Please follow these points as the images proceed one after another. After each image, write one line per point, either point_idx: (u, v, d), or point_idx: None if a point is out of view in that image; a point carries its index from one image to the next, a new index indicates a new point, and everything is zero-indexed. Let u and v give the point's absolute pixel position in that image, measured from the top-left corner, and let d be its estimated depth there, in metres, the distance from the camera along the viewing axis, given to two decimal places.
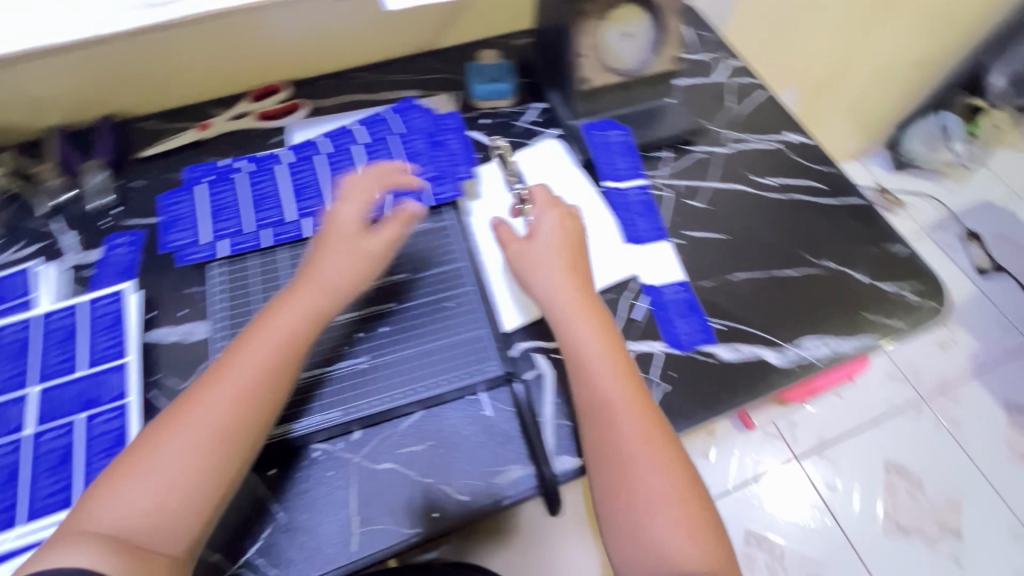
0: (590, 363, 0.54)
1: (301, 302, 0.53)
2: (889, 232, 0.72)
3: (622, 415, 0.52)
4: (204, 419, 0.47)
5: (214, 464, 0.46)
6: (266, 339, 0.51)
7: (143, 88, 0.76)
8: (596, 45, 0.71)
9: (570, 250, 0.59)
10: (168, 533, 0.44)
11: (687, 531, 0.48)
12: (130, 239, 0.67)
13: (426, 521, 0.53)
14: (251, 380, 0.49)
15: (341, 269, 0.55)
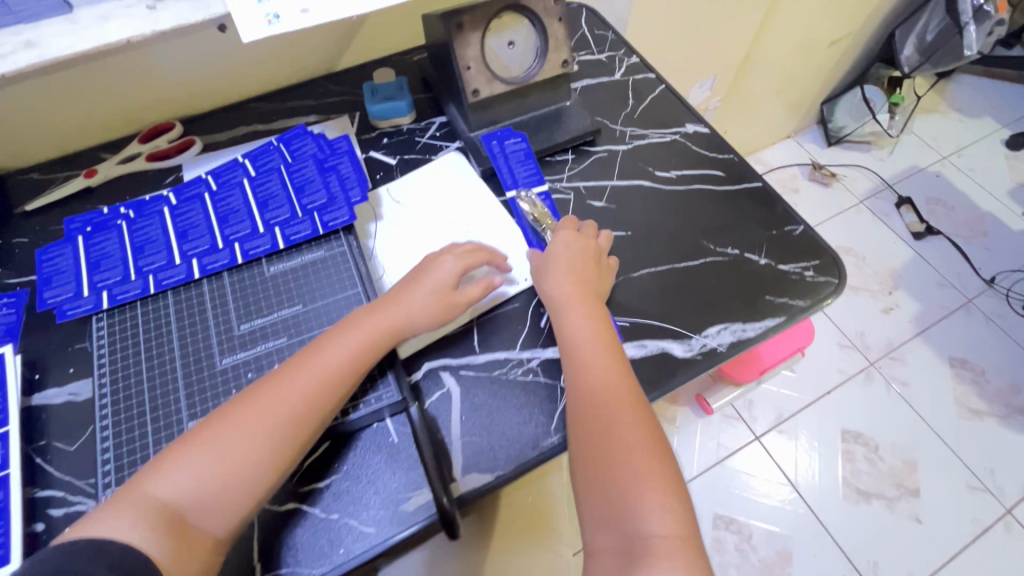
0: (592, 342, 0.58)
1: (380, 316, 0.57)
2: (788, 214, 0.73)
3: (612, 383, 0.55)
4: (276, 412, 0.50)
5: (270, 453, 0.49)
6: (354, 351, 0.54)
7: (22, 141, 0.73)
8: (479, 55, 0.70)
9: (585, 262, 0.63)
10: (220, 509, 0.46)
11: (662, 492, 0.49)
12: (11, 300, 0.64)
13: (330, 561, 0.51)
14: (336, 386, 0.53)
15: (421, 306, 0.58)
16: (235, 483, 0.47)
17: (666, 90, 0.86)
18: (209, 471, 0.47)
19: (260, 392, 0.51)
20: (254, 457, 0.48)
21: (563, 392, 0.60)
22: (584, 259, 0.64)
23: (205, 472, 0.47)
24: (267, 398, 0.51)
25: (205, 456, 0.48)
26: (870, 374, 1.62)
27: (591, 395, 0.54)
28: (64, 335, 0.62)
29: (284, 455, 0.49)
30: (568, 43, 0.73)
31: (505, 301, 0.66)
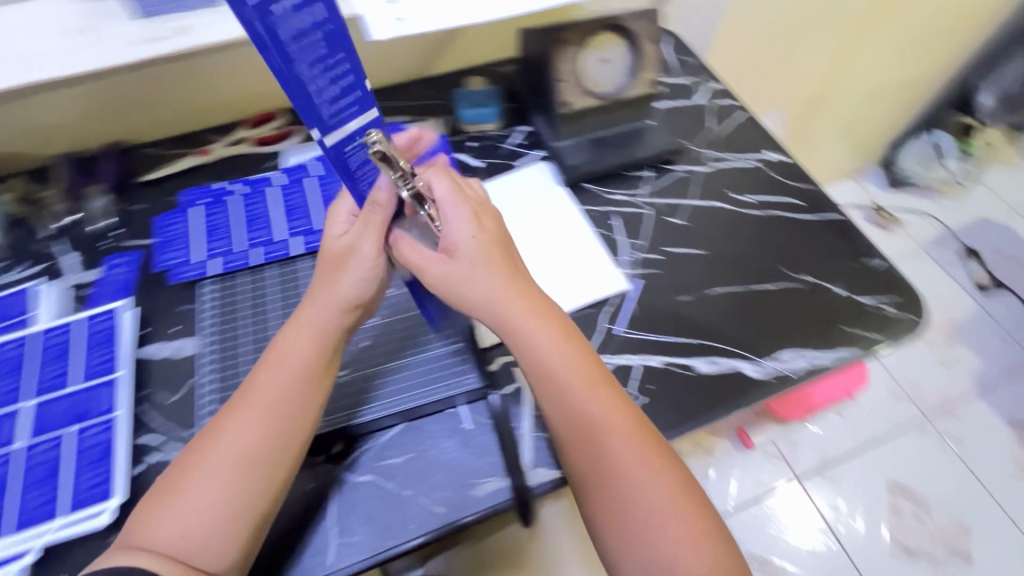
0: (547, 346, 0.50)
1: (325, 316, 0.52)
2: (868, 247, 0.73)
3: (580, 392, 0.49)
4: (230, 440, 0.47)
5: (246, 481, 0.46)
6: (292, 359, 0.50)
7: (146, 118, 0.80)
8: (574, 71, 0.73)
9: (502, 252, 0.51)
10: (214, 544, 0.44)
11: (677, 512, 0.46)
12: (128, 260, 0.70)
13: (404, 533, 0.53)
14: (288, 400, 0.49)
15: (362, 279, 0.52)
16: (222, 519, 0.45)
17: (747, 117, 0.88)
18: (190, 511, 0.44)
19: (211, 428, 0.48)
20: (230, 490, 0.45)
21: (633, 399, 0.62)
22: (500, 239, 0.52)
23: (187, 513, 0.44)
24: (217, 432, 0.47)
25: (179, 502, 0.45)
26: (923, 427, 1.55)
27: (574, 406, 0.49)
28: (171, 296, 0.67)
29: (259, 478, 0.46)
30: (659, 66, 0.76)
31: (580, 307, 0.68)
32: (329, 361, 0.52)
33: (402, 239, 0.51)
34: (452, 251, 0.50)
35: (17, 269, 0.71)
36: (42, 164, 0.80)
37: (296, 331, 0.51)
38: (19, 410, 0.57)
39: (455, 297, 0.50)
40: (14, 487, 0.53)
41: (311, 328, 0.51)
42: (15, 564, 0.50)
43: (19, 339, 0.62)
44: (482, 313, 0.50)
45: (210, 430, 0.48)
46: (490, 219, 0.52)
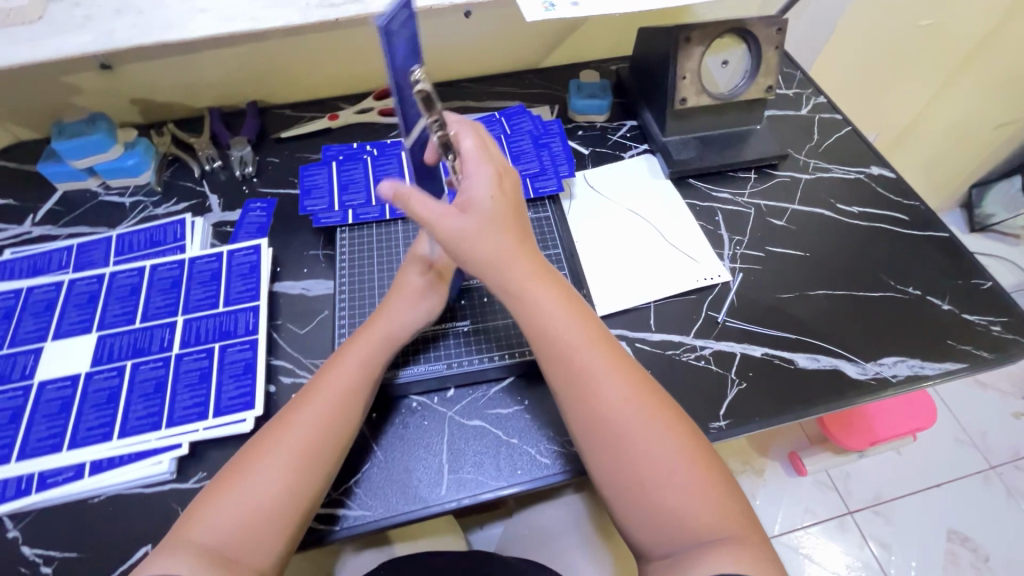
0: (549, 306, 0.52)
1: (387, 328, 0.57)
2: (975, 267, 0.73)
3: (581, 352, 0.51)
4: (295, 434, 0.49)
5: (304, 475, 0.48)
6: (354, 368, 0.54)
7: (286, 82, 0.87)
8: (697, 68, 0.75)
9: (513, 215, 0.53)
10: (264, 538, 0.44)
11: (685, 463, 0.46)
12: (264, 206, 0.77)
13: (511, 476, 0.57)
14: (351, 403, 0.52)
15: (415, 309, 0.58)
16: (271, 514, 0.45)
17: (853, 131, 0.88)
18: (242, 506, 0.45)
19: (273, 426, 0.50)
20: (287, 482, 0.46)
21: (732, 383, 0.63)
22: (512, 205, 0.53)
23: (240, 507, 0.45)
24: (282, 428, 0.49)
25: (233, 496, 0.45)
26: (989, 476, 1.45)
27: (583, 367, 0.50)
28: (302, 241, 0.74)
29: (317, 472, 0.48)
30: (778, 71, 0.76)
31: (682, 291, 0.70)
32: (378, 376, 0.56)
33: (411, 196, 0.50)
34: (464, 208, 0.51)
35: (166, 203, 0.78)
36: (190, 115, 0.88)
37: (359, 344, 0.56)
38: (174, 322, 0.65)
39: (469, 252, 0.51)
40: (169, 389, 0.60)
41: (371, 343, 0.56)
42: (166, 454, 0.56)
43: (174, 263, 0.70)
44: (490, 274, 0.52)
45: (272, 428, 0.50)
46: (511, 185, 0.54)
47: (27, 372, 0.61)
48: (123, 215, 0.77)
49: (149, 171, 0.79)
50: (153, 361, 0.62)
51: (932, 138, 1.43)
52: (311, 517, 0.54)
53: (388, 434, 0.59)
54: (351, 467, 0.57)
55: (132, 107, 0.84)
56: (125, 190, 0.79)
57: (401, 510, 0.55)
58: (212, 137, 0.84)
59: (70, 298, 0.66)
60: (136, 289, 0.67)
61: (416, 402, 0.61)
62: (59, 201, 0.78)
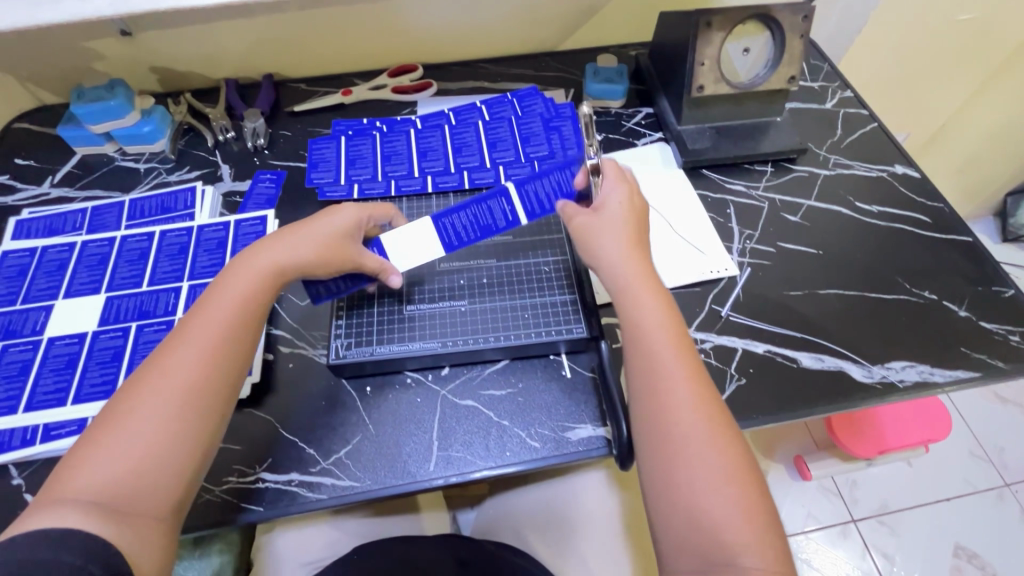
0: (647, 308, 0.51)
1: (274, 262, 0.53)
2: (999, 274, 0.70)
3: (664, 353, 0.49)
4: (167, 380, 0.45)
5: (186, 423, 0.44)
6: (231, 303, 0.50)
7: (301, 56, 0.87)
8: (717, 55, 0.73)
9: (638, 226, 0.55)
10: (150, 484, 0.42)
11: (733, 480, 0.44)
12: (274, 177, 0.77)
13: (499, 458, 0.57)
14: (227, 341, 0.48)
15: (303, 245, 0.54)
16: (154, 463, 0.43)
17: (878, 127, 0.85)
18: (119, 459, 0.42)
19: (143, 374, 0.46)
20: (165, 432, 0.43)
21: (730, 379, 0.62)
22: (633, 216, 0.56)
23: (116, 458, 0.42)
24: (154, 376, 0.45)
25: (108, 449, 0.42)
26: (1003, 493, 1.40)
27: (658, 369, 0.48)
28: (308, 215, 0.74)
29: (202, 417, 0.45)
30: (803, 60, 0.73)
31: (686, 284, 0.69)
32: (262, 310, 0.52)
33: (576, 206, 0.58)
34: (600, 210, 0.56)
35: (179, 171, 0.79)
36: (207, 86, 0.88)
37: (237, 275, 0.52)
38: (179, 288, 0.66)
39: (586, 249, 0.55)
40: None
41: (254, 277, 0.51)
42: None
43: (183, 230, 0.71)
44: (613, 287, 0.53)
45: (141, 377, 0.46)
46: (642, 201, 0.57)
47: (38, 328, 0.63)
48: (138, 181, 0.78)
49: (164, 140, 0.80)
50: (157, 324, 0.63)
51: (967, 141, 1.37)
52: (302, 485, 0.55)
53: (381, 409, 0.60)
54: (342, 439, 0.58)
55: (151, 75, 0.85)
56: (140, 157, 0.81)
57: (388, 483, 0.55)
58: (226, 107, 0.85)
59: (82, 259, 0.68)
60: (145, 253, 0.69)
61: (410, 378, 0.62)
62: (78, 164, 0.80)
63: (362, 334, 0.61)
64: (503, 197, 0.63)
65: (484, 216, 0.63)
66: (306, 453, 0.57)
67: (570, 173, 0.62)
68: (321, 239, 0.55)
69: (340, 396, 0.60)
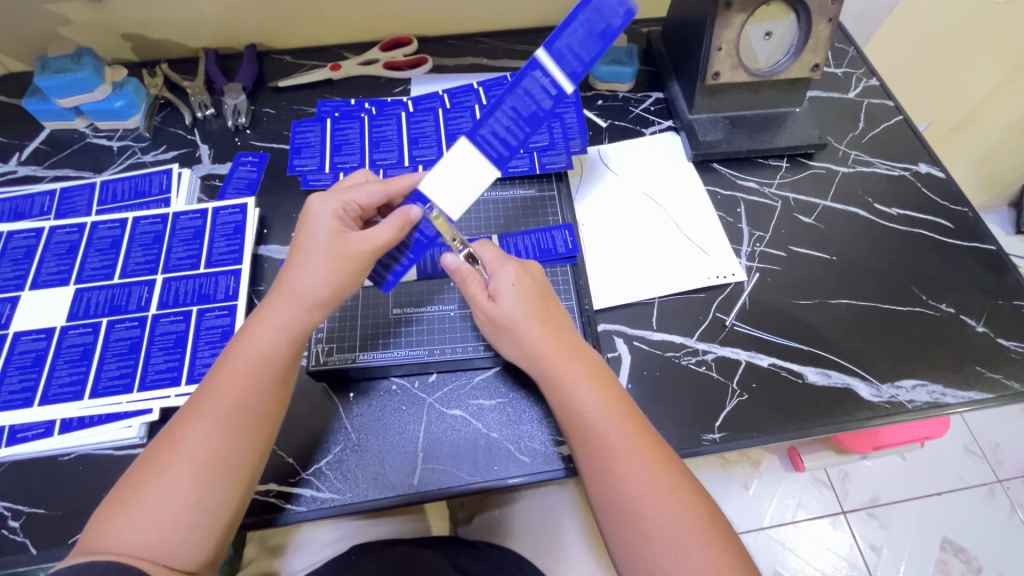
0: (577, 384, 0.50)
1: (296, 315, 0.50)
2: (1021, 287, 0.66)
3: (605, 423, 0.48)
4: (191, 446, 0.44)
5: (213, 488, 0.44)
6: (254, 363, 0.48)
7: (287, 27, 0.81)
8: (736, 39, 0.66)
9: (542, 301, 0.54)
10: (187, 543, 0.42)
11: (703, 542, 0.42)
12: (255, 160, 0.72)
13: (488, 473, 0.54)
14: (252, 405, 0.47)
15: (315, 271, 0.50)
16: (188, 524, 0.42)
17: (904, 122, 0.79)
18: (152, 519, 0.42)
19: (170, 434, 0.45)
20: (194, 497, 0.43)
21: (733, 394, 0.59)
22: (529, 298, 0.53)
23: (149, 519, 0.42)
24: (180, 438, 0.45)
25: (138, 510, 0.42)
26: (994, 489, 1.32)
27: (602, 440, 0.47)
28: (292, 203, 0.69)
29: (230, 478, 0.45)
30: (829, 48, 0.67)
31: (690, 289, 0.65)
32: (290, 365, 0.50)
33: (471, 278, 0.54)
34: (497, 298, 0.53)
35: (154, 151, 0.74)
36: (186, 56, 0.82)
37: (258, 330, 0.49)
38: (153, 281, 0.62)
39: (501, 342, 0.54)
40: (143, 351, 0.58)
41: (278, 330, 0.49)
42: (136, 418, 0.54)
43: (158, 217, 0.66)
44: (536, 366, 0.52)
45: (171, 433, 0.45)
46: (533, 267, 0.56)
47: (3, 321, 0.59)
48: (110, 160, 0.73)
49: (138, 115, 0.75)
50: (129, 320, 0.60)
51: (992, 133, 1.28)
52: (281, 496, 0.53)
53: (363, 417, 0.57)
54: (323, 448, 0.55)
55: (124, 43, 0.79)
56: (113, 133, 0.75)
57: (369, 496, 0.53)
58: (206, 80, 0.79)
59: (49, 247, 0.64)
60: (117, 242, 0.65)
61: (395, 384, 0.59)
62: (46, 140, 0.75)
63: (345, 339, 0.59)
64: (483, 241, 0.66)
65: None
66: (286, 462, 0.55)
67: (552, 236, 0.66)
68: (325, 251, 0.50)
69: (322, 402, 0.57)
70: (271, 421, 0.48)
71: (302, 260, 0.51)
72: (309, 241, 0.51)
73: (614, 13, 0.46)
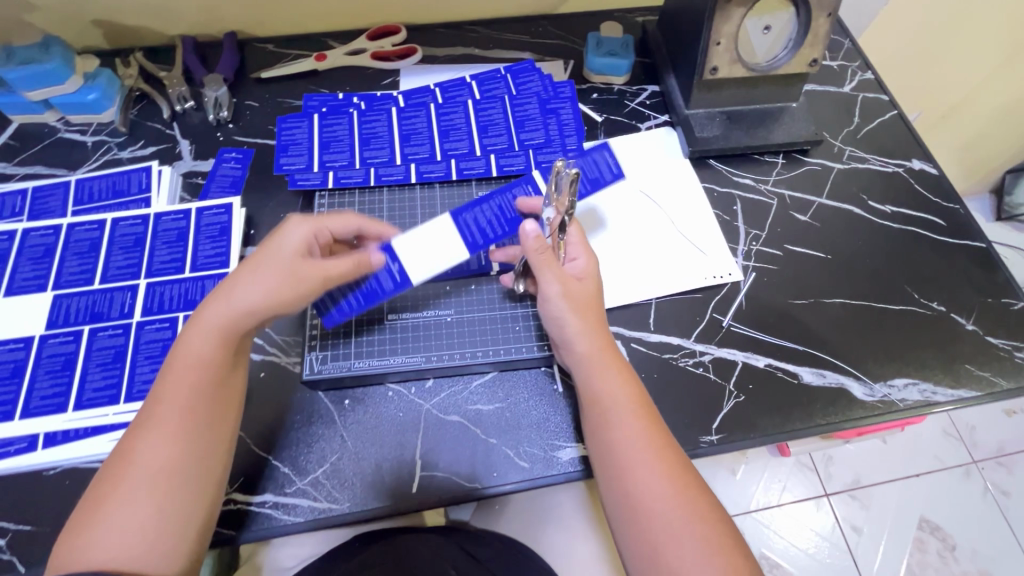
0: (608, 381, 0.50)
1: (233, 320, 0.48)
2: (1009, 284, 0.67)
3: (626, 424, 0.48)
4: (145, 460, 0.43)
5: (175, 497, 0.43)
6: (196, 372, 0.46)
7: (269, 15, 0.77)
8: (735, 33, 0.65)
9: (593, 298, 0.54)
10: (158, 554, 0.41)
11: (713, 550, 0.43)
12: (239, 156, 0.70)
13: (487, 478, 0.54)
14: (201, 411, 0.46)
15: (259, 280, 0.49)
16: (152, 535, 0.42)
17: (898, 117, 0.79)
18: (116, 532, 0.41)
19: (122, 450, 0.44)
20: (155, 510, 0.42)
21: (729, 395, 0.59)
22: (594, 292, 0.55)
23: (114, 536, 0.41)
24: (130, 454, 0.43)
25: (101, 524, 0.41)
26: (970, 470, 1.32)
27: (620, 443, 0.48)
28: (280, 202, 0.67)
29: (189, 484, 0.44)
30: (827, 42, 0.66)
31: (687, 290, 0.65)
32: (233, 366, 0.49)
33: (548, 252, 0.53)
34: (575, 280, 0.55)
35: (132, 146, 0.71)
36: (162, 44, 0.78)
37: (196, 336, 0.47)
38: (136, 286, 0.60)
39: (561, 322, 0.53)
40: (128, 360, 0.56)
41: (215, 334, 0.47)
42: (124, 430, 0.53)
43: (138, 218, 0.64)
44: (571, 356, 0.53)
45: (123, 451, 0.44)
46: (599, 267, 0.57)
47: None
48: (85, 156, 0.70)
49: (113, 108, 0.71)
50: (113, 328, 0.58)
51: (978, 124, 1.28)
52: (276, 506, 0.52)
53: (359, 424, 0.56)
54: (319, 457, 0.54)
55: (95, 29, 0.74)
56: (86, 127, 0.72)
57: (367, 505, 0.53)
58: (184, 71, 0.75)
59: (23, 251, 0.61)
60: (96, 245, 0.62)
61: (391, 390, 0.58)
62: (15, 134, 0.71)
63: (340, 346, 0.58)
64: None
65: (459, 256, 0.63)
66: (281, 471, 0.54)
67: None
68: (275, 268, 0.49)
69: (317, 410, 0.56)
70: (223, 429, 0.47)
71: (244, 269, 0.50)
72: (260, 253, 0.51)
73: (607, 173, 0.67)
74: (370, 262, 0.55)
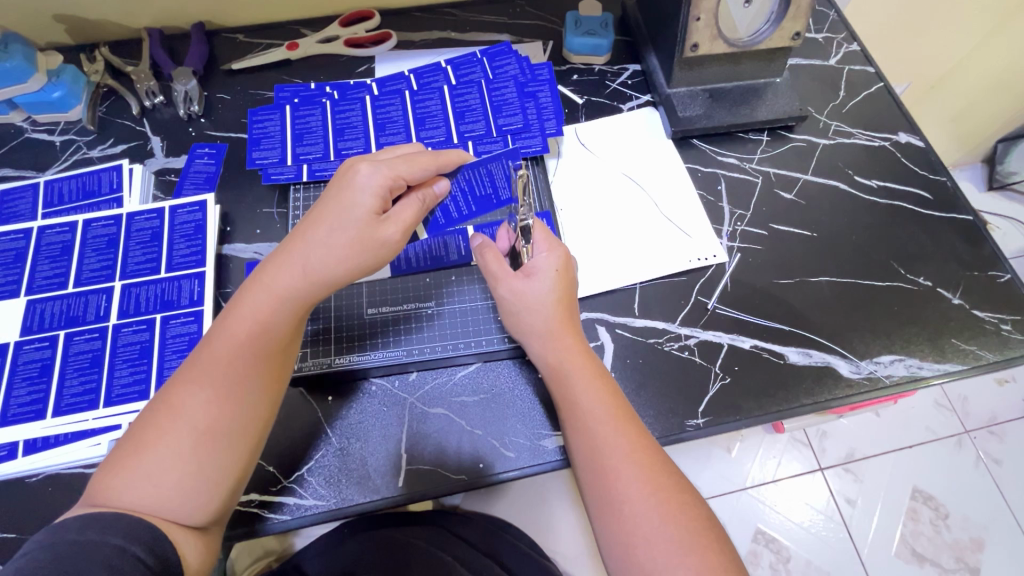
0: (583, 386, 0.50)
1: (301, 283, 0.47)
2: (996, 257, 0.66)
3: (603, 429, 0.48)
4: (191, 414, 0.43)
5: (218, 452, 0.43)
6: (254, 331, 0.46)
7: (237, 4, 0.75)
8: (715, 8, 0.62)
9: (567, 299, 0.54)
10: (197, 506, 0.42)
11: (694, 547, 0.43)
12: (212, 152, 0.68)
13: (473, 470, 0.54)
14: (255, 370, 0.45)
15: (333, 240, 0.48)
16: (192, 489, 0.42)
17: (884, 89, 0.77)
18: (154, 480, 0.41)
19: (168, 391, 0.44)
20: (196, 463, 0.42)
21: (714, 378, 0.59)
22: (564, 285, 0.54)
23: (155, 481, 0.41)
24: (176, 402, 0.43)
25: (140, 468, 0.41)
26: (962, 440, 1.33)
27: (597, 445, 0.47)
28: (255, 197, 0.66)
29: (234, 445, 0.44)
30: (810, 15, 0.64)
31: (672, 273, 0.64)
32: (293, 330, 0.48)
33: (487, 250, 0.56)
34: (530, 275, 0.54)
35: (102, 145, 0.69)
36: (128, 36, 0.76)
37: (253, 292, 0.47)
38: (111, 289, 0.59)
39: (518, 333, 0.54)
40: (105, 364, 0.55)
41: (277, 293, 0.47)
42: (106, 435, 0.52)
43: (110, 218, 0.62)
44: (541, 360, 0.53)
45: (171, 396, 0.44)
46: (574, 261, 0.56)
47: None
48: (53, 157, 0.68)
49: (80, 106, 0.69)
50: (88, 332, 0.57)
51: (970, 92, 1.26)
52: (263, 506, 0.52)
53: (345, 420, 0.56)
54: (303, 455, 0.54)
55: (56, 24, 0.72)
56: (54, 126, 0.70)
57: (354, 499, 0.52)
58: (152, 64, 0.73)
59: None
60: (68, 248, 0.61)
61: (374, 385, 0.57)
62: None
63: (321, 343, 0.58)
64: (460, 234, 0.64)
65: (439, 249, 0.62)
66: (267, 470, 0.53)
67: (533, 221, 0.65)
68: (352, 230, 0.48)
69: (300, 408, 0.56)
70: (275, 390, 0.47)
71: (316, 219, 0.49)
72: (330, 200, 0.49)
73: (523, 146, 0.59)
74: (436, 195, 0.54)
